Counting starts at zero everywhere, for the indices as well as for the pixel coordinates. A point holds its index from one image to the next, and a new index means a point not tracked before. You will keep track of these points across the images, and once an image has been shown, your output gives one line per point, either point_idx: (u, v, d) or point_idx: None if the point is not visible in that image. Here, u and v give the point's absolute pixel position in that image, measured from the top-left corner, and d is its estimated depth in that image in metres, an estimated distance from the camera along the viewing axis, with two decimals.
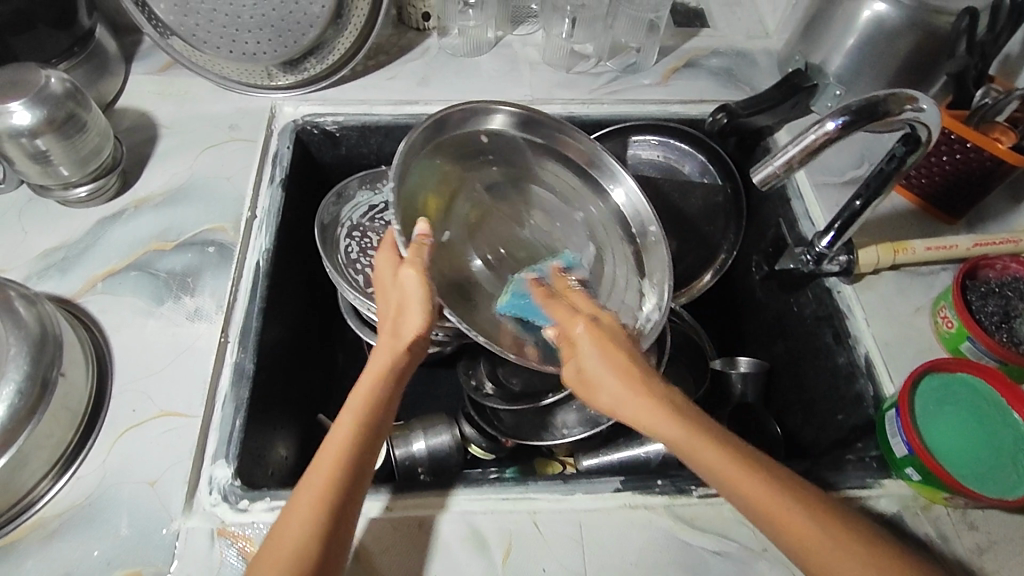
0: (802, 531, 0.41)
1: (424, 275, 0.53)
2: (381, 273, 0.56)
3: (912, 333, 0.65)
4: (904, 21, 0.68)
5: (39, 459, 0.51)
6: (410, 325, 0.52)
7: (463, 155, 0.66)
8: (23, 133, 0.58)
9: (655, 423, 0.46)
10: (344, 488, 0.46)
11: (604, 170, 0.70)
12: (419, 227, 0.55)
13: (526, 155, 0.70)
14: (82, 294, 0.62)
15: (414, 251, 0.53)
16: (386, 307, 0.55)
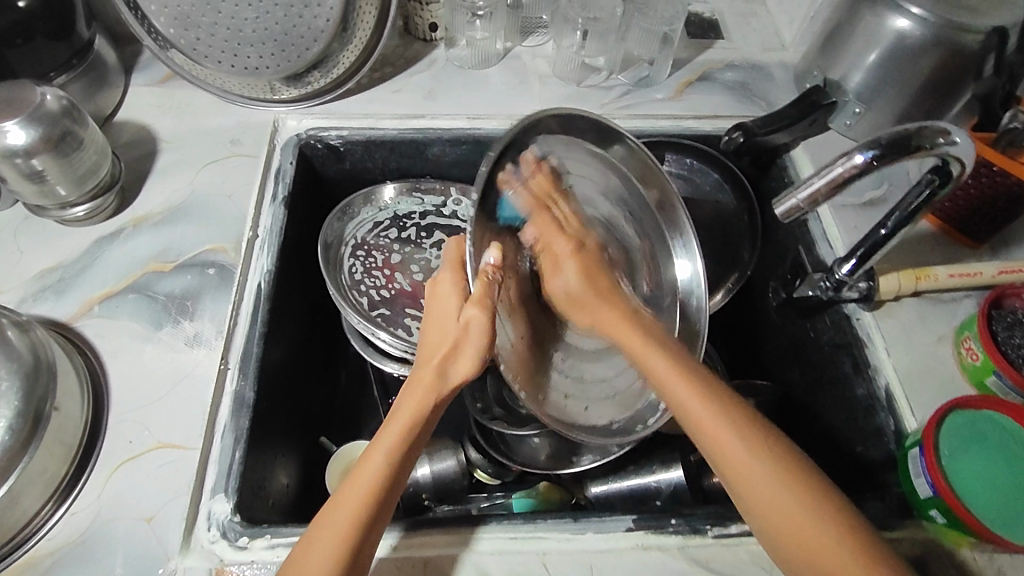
0: (765, 485, 0.45)
1: (487, 319, 0.49)
2: (440, 295, 0.53)
3: (935, 364, 0.62)
4: (928, 38, 0.64)
5: (32, 495, 0.49)
6: (463, 366, 0.50)
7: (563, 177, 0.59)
8: (18, 152, 0.56)
9: (640, 354, 0.53)
10: (373, 518, 0.45)
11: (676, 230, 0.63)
12: (492, 255, 0.51)
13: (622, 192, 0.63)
14: (79, 317, 0.60)
15: (484, 286, 0.49)
16: (436, 338, 0.52)
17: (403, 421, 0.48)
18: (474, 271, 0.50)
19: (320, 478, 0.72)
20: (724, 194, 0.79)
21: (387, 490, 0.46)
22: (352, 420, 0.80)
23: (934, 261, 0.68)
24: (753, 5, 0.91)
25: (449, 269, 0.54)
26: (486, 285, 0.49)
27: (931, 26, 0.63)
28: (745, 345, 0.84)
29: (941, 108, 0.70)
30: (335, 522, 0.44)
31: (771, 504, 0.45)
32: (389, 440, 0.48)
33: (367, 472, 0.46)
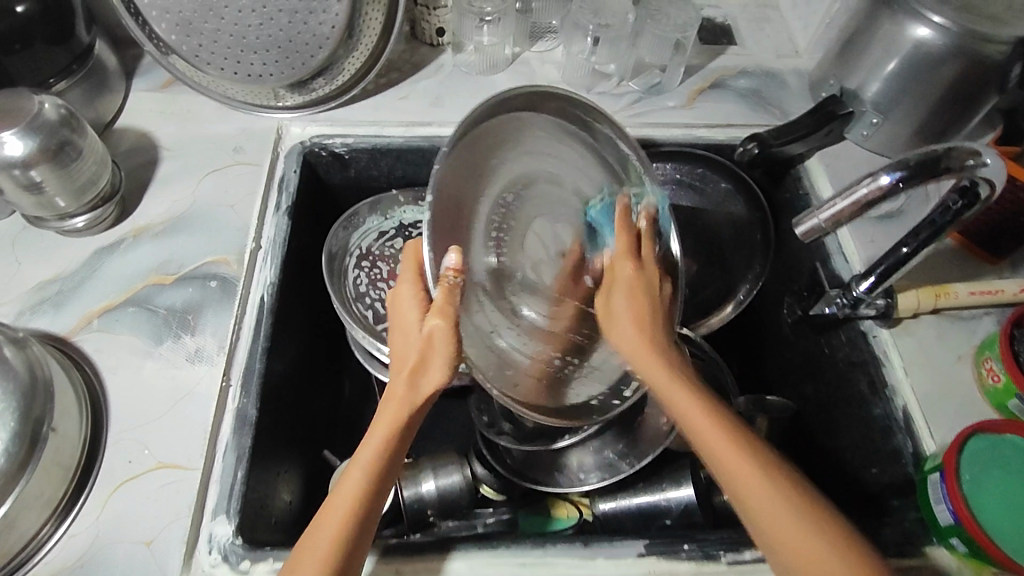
0: (798, 543, 0.41)
1: (453, 327, 0.46)
2: (401, 305, 0.49)
3: (955, 384, 0.61)
4: (949, 48, 0.61)
5: (28, 519, 0.48)
6: (431, 379, 0.46)
7: (517, 149, 0.56)
8: (16, 164, 0.55)
9: (671, 389, 0.48)
10: (354, 537, 0.44)
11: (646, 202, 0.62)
12: (452, 258, 0.46)
13: (575, 159, 0.60)
14: (77, 331, 0.59)
15: (444, 294, 0.45)
16: (402, 350, 0.48)
17: (380, 434, 0.46)
18: (433, 277, 0.45)
19: (323, 493, 0.70)
20: (736, 204, 0.78)
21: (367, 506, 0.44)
22: (353, 432, 0.78)
23: (954, 276, 0.66)
24: (766, 10, 0.89)
25: (408, 281, 0.50)
26: (448, 291, 0.45)
27: (953, 35, 0.61)
28: (754, 356, 0.83)
29: (961, 119, 0.68)
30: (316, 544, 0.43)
31: (763, 506, 0.42)
32: (367, 458, 0.45)
33: (345, 491, 0.45)
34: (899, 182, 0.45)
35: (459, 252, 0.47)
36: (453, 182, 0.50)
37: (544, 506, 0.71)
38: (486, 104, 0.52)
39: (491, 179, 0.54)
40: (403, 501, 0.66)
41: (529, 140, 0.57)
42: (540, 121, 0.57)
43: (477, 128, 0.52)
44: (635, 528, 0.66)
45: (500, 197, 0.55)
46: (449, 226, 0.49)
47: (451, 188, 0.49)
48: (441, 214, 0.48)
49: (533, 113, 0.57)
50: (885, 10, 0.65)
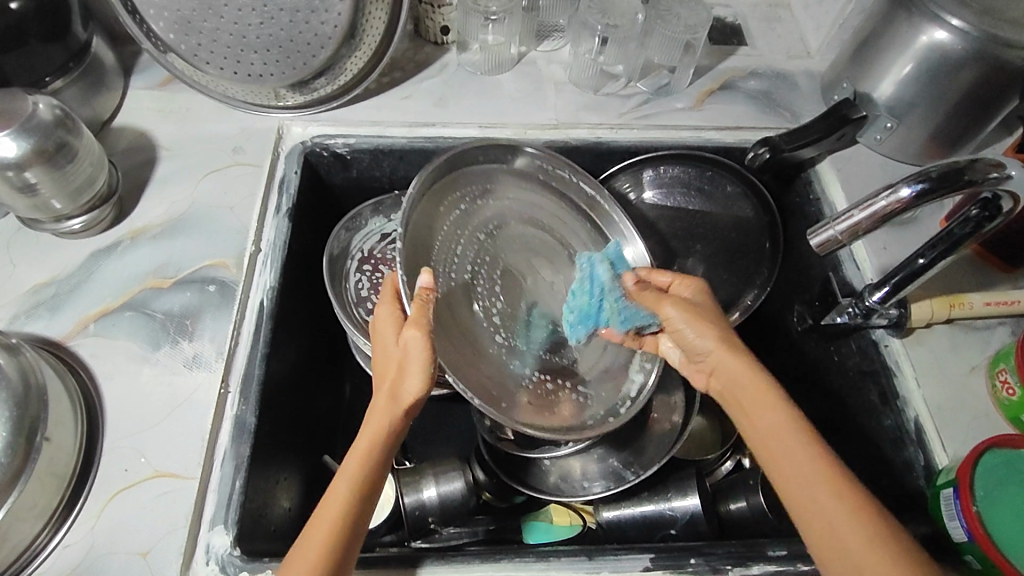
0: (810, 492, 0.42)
1: (428, 336, 0.48)
2: (379, 326, 0.51)
3: (968, 397, 0.59)
4: (969, 53, 0.60)
5: (22, 530, 0.47)
6: (410, 389, 0.47)
7: (476, 197, 0.63)
8: (10, 165, 0.54)
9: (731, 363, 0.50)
10: (343, 548, 0.43)
11: (609, 224, 0.69)
12: (424, 278, 0.50)
13: (535, 200, 0.68)
14: (73, 336, 0.58)
15: (419, 309, 0.49)
16: (383, 365, 0.49)
17: (365, 441, 0.46)
18: (407, 296, 0.49)
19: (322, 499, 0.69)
20: (744, 206, 0.76)
21: (356, 512, 0.44)
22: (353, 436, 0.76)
23: (969, 286, 0.65)
24: (777, 10, 0.87)
25: (385, 303, 0.52)
26: (421, 307, 0.49)
27: (974, 39, 0.59)
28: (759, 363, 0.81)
29: (978, 125, 0.66)
30: (304, 553, 0.42)
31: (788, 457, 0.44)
32: (350, 468, 0.45)
33: (330, 500, 0.44)
34: (918, 195, 0.45)
35: (431, 274, 0.51)
36: (423, 223, 0.57)
37: (544, 512, 0.70)
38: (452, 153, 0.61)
39: (462, 219, 0.61)
40: (404, 508, 0.64)
41: (489, 187, 0.64)
42: (495, 172, 0.65)
43: (438, 183, 0.60)
44: (638, 538, 0.65)
45: (474, 234, 0.62)
46: (420, 257, 0.55)
47: (422, 226, 0.57)
48: (412, 246, 0.55)
49: (485, 162, 0.64)
50: (902, 12, 0.63)
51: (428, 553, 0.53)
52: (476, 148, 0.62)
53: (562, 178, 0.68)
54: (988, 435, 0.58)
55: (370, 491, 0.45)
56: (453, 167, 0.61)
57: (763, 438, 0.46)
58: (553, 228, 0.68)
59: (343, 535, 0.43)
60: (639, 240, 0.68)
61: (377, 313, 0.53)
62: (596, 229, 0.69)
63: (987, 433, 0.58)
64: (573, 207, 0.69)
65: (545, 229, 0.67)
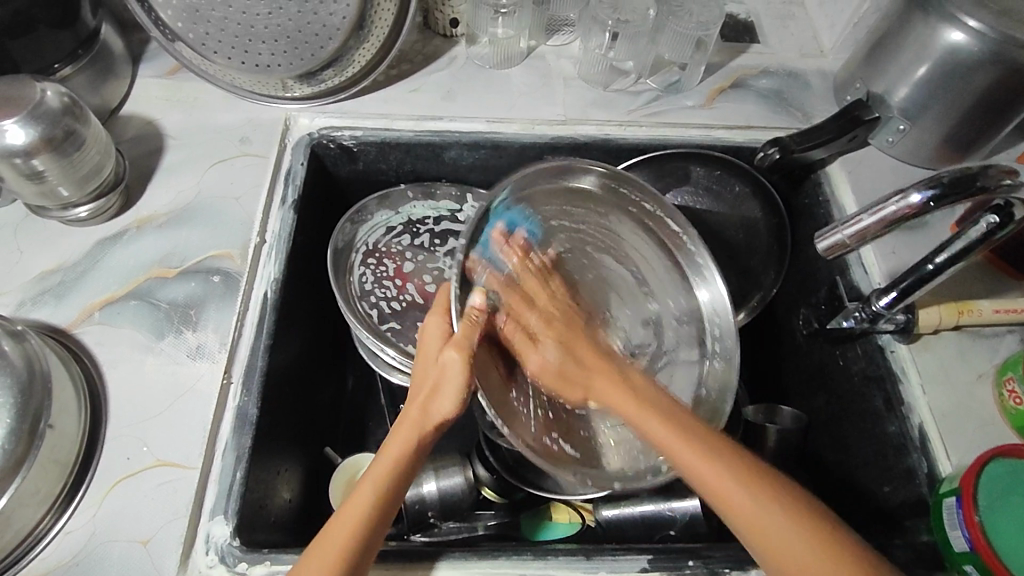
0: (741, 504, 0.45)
1: (467, 359, 0.48)
2: (425, 339, 0.52)
3: (974, 404, 0.59)
4: (984, 55, 0.59)
5: (25, 517, 0.47)
6: (442, 406, 0.48)
7: (551, 223, 0.63)
8: (17, 153, 0.54)
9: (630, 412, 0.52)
10: (359, 552, 0.44)
11: (688, 260, 0.64)
12: (477, 298, 0.51)
13: (618, 228, 0.66)
14: (79, 324, 0.58)
15: (467, 329, 0.49)
16: (419, 379, 0.50)
17: (391, 451, 0.47)
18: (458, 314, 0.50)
19: (322, 491, 0.69)
20: (752, 206, 0.75)
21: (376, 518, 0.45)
22: (354, 429, 0.77)
23: (979, 293, 0.64)
24: (792, 7, 0.86)
25: (434, 314, 0.53)
26: (470, 328, 0.49)
27: (991, 41, 0.58)
28: (764, 370, 0.81)
29: (993, 128, 0.65)
30: (323, 551, 0.43)
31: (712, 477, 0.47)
32: (376, 472, 0.46)
33: (352, 505, 0.45)
34: (929, 201, 0.44)
35: (483, 295, 0.53)
36: (483, 244, 0.57)
37: (546, 510, 0.70)
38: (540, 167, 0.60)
39: (523, 245, 0.60)
40: (403, 501, 0.64)
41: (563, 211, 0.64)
42: (571, 198, 0.64)
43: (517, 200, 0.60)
44: (638, 537, 0.64)
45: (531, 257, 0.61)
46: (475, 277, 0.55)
47: (482, 244, 0.57)
48: (468, 268, 0.55)
49: (563, 186, 0.63)
50: (919, 12, 0.62)
51: (425, 548, 0.53)
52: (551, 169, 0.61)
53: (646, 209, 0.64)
54: (994, 442, 0.57)
55: (391, 499, 0.46)
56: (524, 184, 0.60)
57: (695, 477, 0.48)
58: (633, 262, 0.66)
59: (364, 536, 0.44)
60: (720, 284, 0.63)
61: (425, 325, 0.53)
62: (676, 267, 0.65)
63: (992, 442, 0.57)
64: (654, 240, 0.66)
65: (620, 261, 0.66)
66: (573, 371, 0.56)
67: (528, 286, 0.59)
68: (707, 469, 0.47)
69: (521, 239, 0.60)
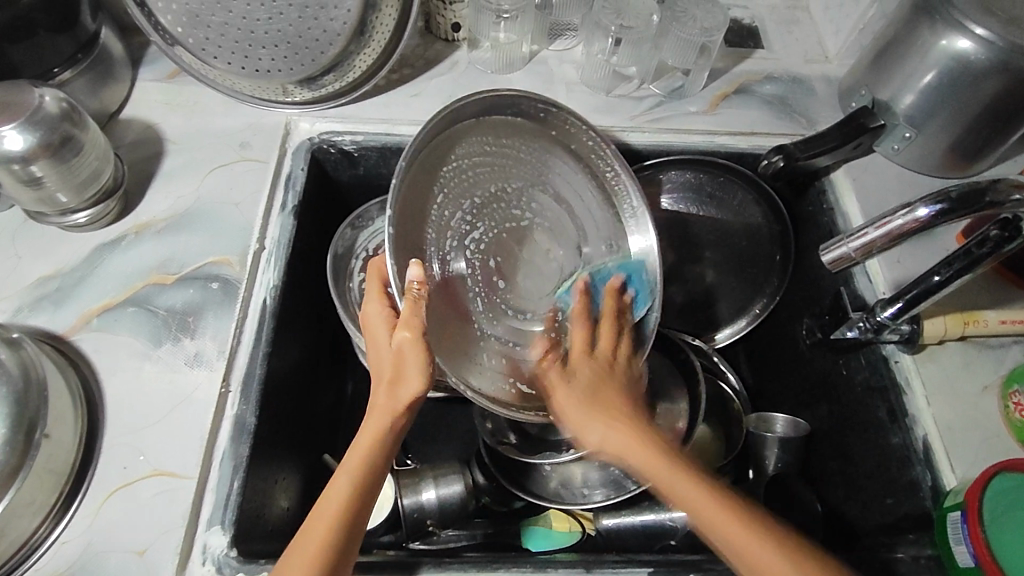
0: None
1: (421, 337, 0.46)
2: (375, 326, 0.51)
3: (980, 416, 0.58)
4: (992, 63, 0.58)
5: (20, 526, 0.47)
6: (407, 389, 0.46)
7: (472, 154, 0.59)
8: (15, 159, 0.54)
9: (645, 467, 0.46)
10: (342, 543, 0.43)
11: (621, 199, 0.66)
12: (414, 271, 0.48)
13: (543, 159, 0.64)
14: (76, 330, 0.58)
15: (410, 306, 0.47)
16: (381, 362, 0.49)
17: (364, 441, 0.46)
18: (399, 291, 0.48)
19: None
20: (755, 212, 0.75)
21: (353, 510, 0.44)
22: (354, 435, 0.76)
23: (985, 303, 0.63)
24: (796, 13, 0.86)
25: (373, 301, 0.52)
26: (413, 304, 0.47)
27: (999, 50, 0.57)
28: (765, 377, 0.81)
29: (1000, 136, 0.64)
30: (304, 547, 0.42)
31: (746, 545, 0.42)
32: (351, 464, 0.45)
33: (330, 497, 0.44)
34: (936, 216, 0.43)
35: (422, 266, 0.49)
36: (414, 197, 0.54)
37: (543, 517, 0.67)
38: (445, 107, 0.55)
39: (452, 192, 0.57)
40: (402, 510, 0.63)
41: (491, 145, 0.61)
42: (495, 132, 0.61)
43: (432, 143, 0.56)
44: (638, 546, 0.64)
45: (465, 204, 0.58)
46: (411, 242, 0.52)
47: (412, 201, 0.53)
48: (402, 233, 0.52)
49: (477, 118, 0.59)
50: (925, 19, 0.62)
51: (424, 559, 0.53)
52: (475, 103, 0.57)
53: (593, 147, 0.64)
54: (999, 456, 0.56)
55: (370, 486, 0.45)
56: (446, 126, 0.56)
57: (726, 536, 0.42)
58: (563, 196, 0.64)
59: (344, 527, 0.43)
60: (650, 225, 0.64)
61: (368, 308, 0.52)
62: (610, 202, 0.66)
63: (998, 455, 0.56)
64: (591, 176, 0.66)
65: (552, 197, 0.64)
66: (598, 411, 0.51)
67: (600, 330, 0.58)
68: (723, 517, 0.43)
69: (630, 301, 0.61)
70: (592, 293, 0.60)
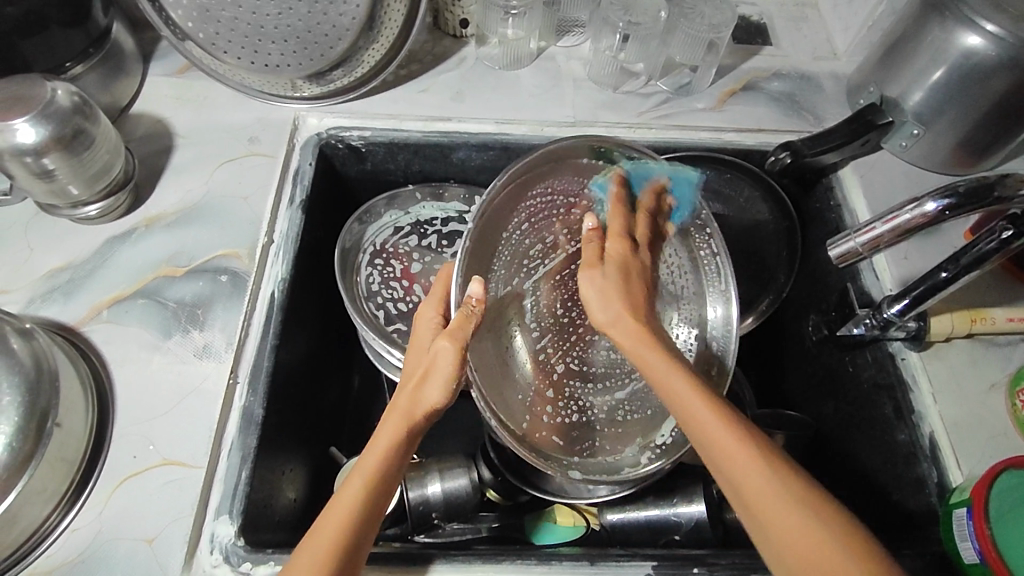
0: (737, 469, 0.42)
1: (460, 350, 0.46)
2: (418, 328, 0.51)
3: (987, 414, 0.58)
4: (1002, 60, 0.58)
5: (32, 514, 0.48)
6: (429, 398, 0.47)
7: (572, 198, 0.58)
8: (28, 152, 0.54)
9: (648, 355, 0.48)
10: (354, 542, 0.42)
11: (709, 274, 0.61)
12: (475, 287, 0.49)
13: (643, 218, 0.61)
14: (86, 322, 0.58)
15: (461, 320, 0.48)
16: (411, 367, 0.49)
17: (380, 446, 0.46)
18: (456, 303, 0.49)
19: (328, 490, 0.69)
20: (762, 209, 0.74)
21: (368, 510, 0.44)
22: (360, 428, 0.77)
23: (992, 301, 0.63)
24: (805, 10, 0.85)
25: (430, 304, 0.52)
26: (465, 319, 0.48)
27: (1009, 46, 0.57)
28: (769, 375, 0.81)
29: (1010, 134, 0.64)
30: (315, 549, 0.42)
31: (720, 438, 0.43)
32: (365, 470, 0.45)
33: (345, 496, 0.44)
34: (945, 210, 0.43)
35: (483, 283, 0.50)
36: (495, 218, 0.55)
37: (550, 511, 0.68)
38: (553, 145, 0.55)
39: (536, 224, 0.58)
40: (408, 502, 0.63)
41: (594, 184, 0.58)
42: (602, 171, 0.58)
43: (530, 177, 0.56)
44: (642, 542, 0.64)
45: (546, 239, 0.58)
46: (484, 258, 0.54)
47: (495, 222, 0.55)
48: (478, 248, 0.54)
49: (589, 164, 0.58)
50: (935, 16, 0.62)
51: (430, 550, 0.53)
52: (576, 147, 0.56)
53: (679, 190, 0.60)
54: (1006, 453, 0.56)
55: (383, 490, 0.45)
56: (553, 162, 0.56)
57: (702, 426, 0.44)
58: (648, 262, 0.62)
59: (357, 526, 0.43)
60: (734, 298, 0.60)
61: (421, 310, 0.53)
62: (694, 264, 0.61)
63: (1004, 453, 0.56)
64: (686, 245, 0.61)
65: None
66: (626, 290, 0.51)
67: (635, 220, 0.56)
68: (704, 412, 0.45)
69: (669, 209, 0.60)
70: (629, 186, 0.58)
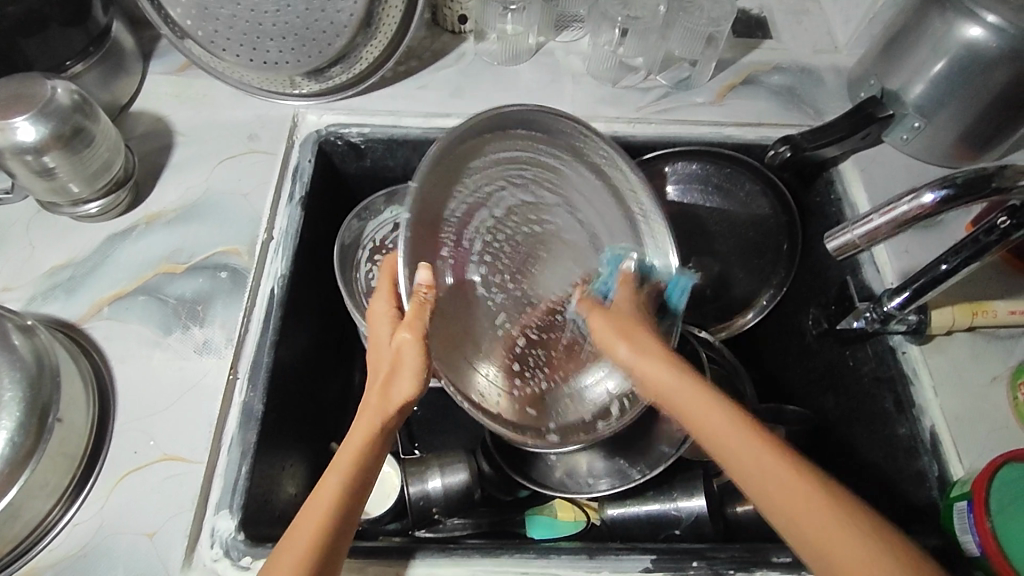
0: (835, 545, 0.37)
1: (421, 340, 0.46)
2: (376, 322, 0.50)
3: (987, 407, 0.58)
4: (1005, 51, 0.57)
5: (34, 509, 0.48)
6: (401, 389, 0.46)
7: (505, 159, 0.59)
8: (29, 150, 0.55)
9: (704, 414, 0.44)
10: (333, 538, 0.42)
11: (648, 228, 0.63)
12: (423, 273, 0.47)
13: (571, 176, 0.62)
14: (87, 319, 0.59)
15: (416, 309, 0.46)
16: (377, 362, 0.48)
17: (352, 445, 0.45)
18: (406, 292, 0.47)
19: None
20: (762, 203, 0.74)
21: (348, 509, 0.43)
22: None
23: (993, 293, 0.62)
24: (806, 3, 0.85)
25: (381, 298, 0.51)
26: (419, 307, 0.46)
27: (1010, 37, 0.57)
28: (769, 374, 0.81)
29: (1014, 124, 0.63)
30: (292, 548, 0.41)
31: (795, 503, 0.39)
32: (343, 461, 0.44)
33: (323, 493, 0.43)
34: (943, 201, 0.43)
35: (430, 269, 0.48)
36: (444, 209, 0.54)
37: (549, 506, 0.68)
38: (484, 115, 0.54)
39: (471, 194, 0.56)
40: (408, 498, 0.63)
41: (535, 162, 0.60)
42: (546, 153, 0.61)
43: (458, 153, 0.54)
44: (642, 537, 0.64)
45: (485, 214, 0.58)
46: (433, 241, 0.52)
47: (436, 202, 0.53)
48: (425, 232, 0.51)
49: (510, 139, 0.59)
50: (936, 8, 0.61)
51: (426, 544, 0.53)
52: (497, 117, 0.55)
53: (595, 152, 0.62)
54: (1008, 445, 0.56)
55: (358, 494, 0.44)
56: (478, 134, 0.56)
57: (774, 488, 0.40)
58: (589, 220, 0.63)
59: (329, 539, 0.41)
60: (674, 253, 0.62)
61: (374, 305, 0.51)
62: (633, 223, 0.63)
63: (1007, 446, 0.56)
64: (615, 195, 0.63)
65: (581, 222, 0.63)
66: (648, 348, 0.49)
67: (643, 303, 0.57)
68: (777, 469, 0.40)
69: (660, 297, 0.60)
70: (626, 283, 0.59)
